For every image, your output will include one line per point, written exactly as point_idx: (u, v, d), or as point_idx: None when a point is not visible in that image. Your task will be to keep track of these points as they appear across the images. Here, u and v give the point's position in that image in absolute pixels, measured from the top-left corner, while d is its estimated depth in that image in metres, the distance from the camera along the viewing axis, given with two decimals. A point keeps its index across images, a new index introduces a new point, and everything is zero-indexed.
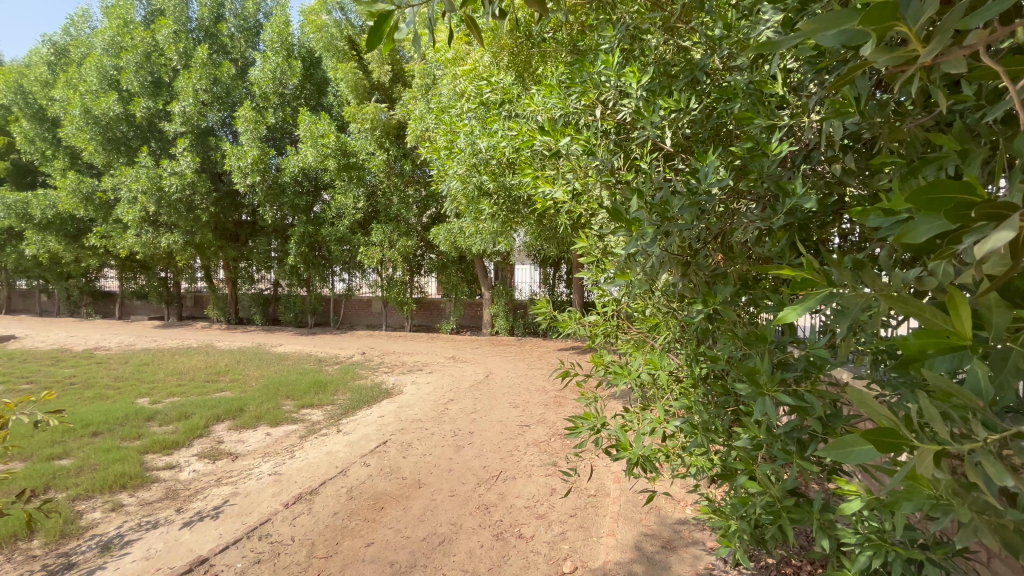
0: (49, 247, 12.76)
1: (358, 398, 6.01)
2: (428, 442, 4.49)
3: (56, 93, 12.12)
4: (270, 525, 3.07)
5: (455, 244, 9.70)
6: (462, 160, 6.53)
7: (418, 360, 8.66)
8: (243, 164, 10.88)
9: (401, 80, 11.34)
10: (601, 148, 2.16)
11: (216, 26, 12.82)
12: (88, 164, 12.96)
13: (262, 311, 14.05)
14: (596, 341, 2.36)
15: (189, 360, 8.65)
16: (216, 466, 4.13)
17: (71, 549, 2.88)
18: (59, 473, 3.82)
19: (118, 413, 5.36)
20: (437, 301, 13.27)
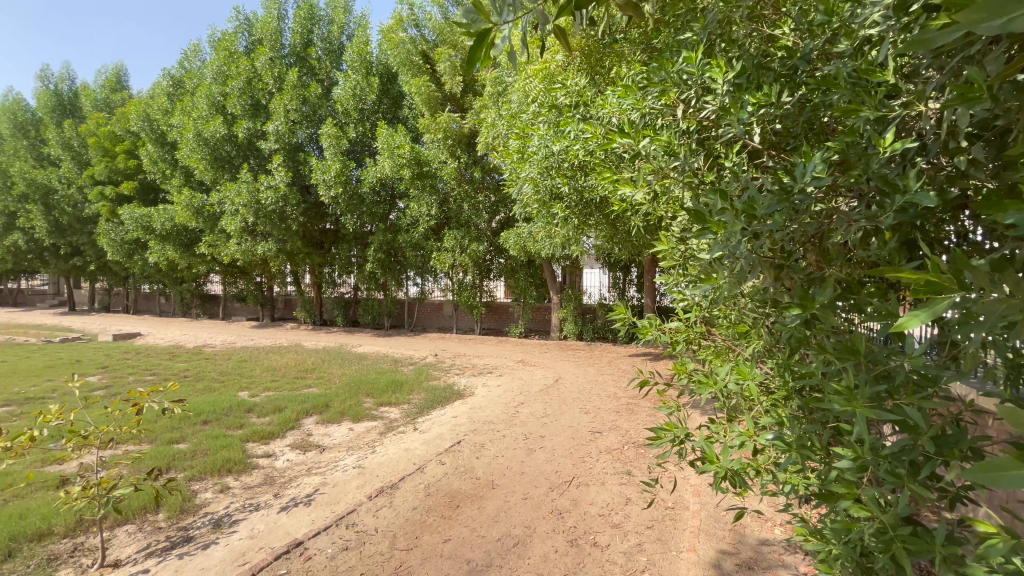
0: (168, 255, 14.50)
1: (432, 398, 6.24)
2: (500, 444, 4.55)
3: (175, 120, 13.79)
4: (356, 515, 3.26)
5: (524, 248, 9.79)
6: (535, 163, 6.63)
7: (488, 363, 8.83)
8: (327, 177, 11.70)
9: (471, 90, 11.66)
10: (682, 148, 2.09)
11: (306, 50, 13.99)
12: (199, 181, 14.59)
13: (343, 313, 15.02)
14: (677, 348, 2.27)
15: (281, 358, 9.45)
16: (306, 457, 4.46)
17: (189, 524, 3.24)
18: (177, 455, 4.32)
19: (223, 404, 5.96)
20: (506, 304, 13.47)
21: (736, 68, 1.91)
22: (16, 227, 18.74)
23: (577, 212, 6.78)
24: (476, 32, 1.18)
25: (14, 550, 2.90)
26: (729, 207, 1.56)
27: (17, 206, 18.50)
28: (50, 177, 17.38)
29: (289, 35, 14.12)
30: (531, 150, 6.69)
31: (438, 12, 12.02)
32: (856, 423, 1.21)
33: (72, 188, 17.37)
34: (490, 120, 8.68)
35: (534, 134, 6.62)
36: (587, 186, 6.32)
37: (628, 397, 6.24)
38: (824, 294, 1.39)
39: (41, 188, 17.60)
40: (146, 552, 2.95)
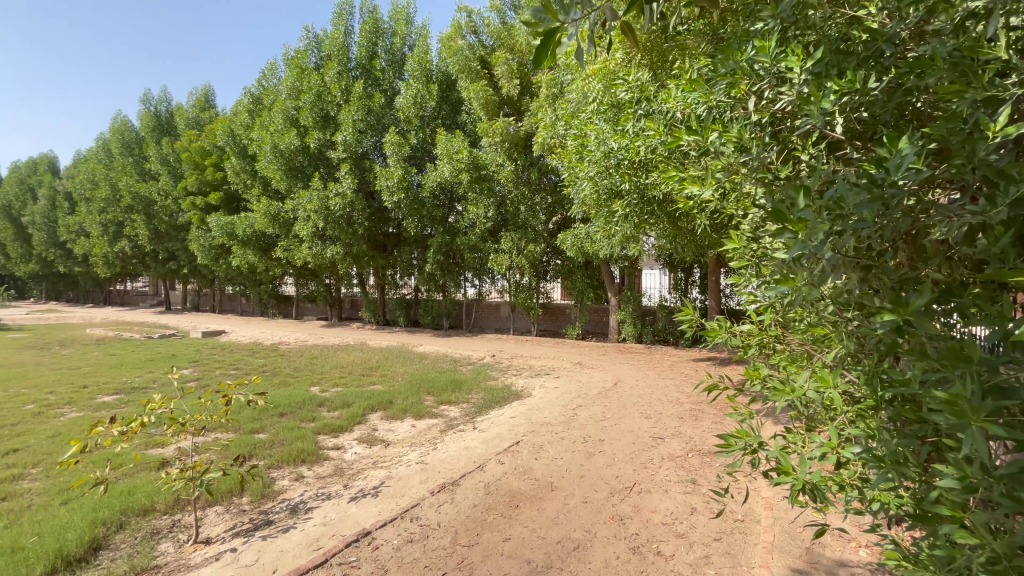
0: (249, 259, 15.71)
1: (491, 398, 6.33)
2: (560, 446, 4.53)
3: (255, 134, 14.92)
4: (420, 509, 3.36)
5: (582, 249, 9.67)
6: (594, 162, 6.55)
7: (546, 365, 8.82)
8: (391, 183, 12.20)
9: (529, 92, 11.68)
10: (755, 142, 1.97)
11: (371, 62, 14.69)
12: (275, 190, 15.68)
13: (404, 313, 15.56)
14: (748, 353, 2.17)
15: (348, 356, 9.94)
16: (372, 451, 4.67)
17: (269, 509, 3.49)
18: (258, 444, 4.66)
19: (298, 398, 6.36)
20: (563, 306, 13.39)
21: (815, 55, 1.77)
22: (124, 235, 21.08)
23: (639, 211, 6.58)
24: (544, 33, 1.19)
25: (125, 523, 3.25)
26: (809, 203, 1.46)
27: (124, 217, 20.81)
28: (151, 190, 19.39)
29: (355, 49, 14.87)
30: (591, 148, 6.61)
31: (496, 18, 12.19)
32: (966, 438, 1.08)
33: (169, 199, 19.25)
34: (547, 121, 8.65)
35: (593, 132, 6.54)
36: (648, 184, 6.12)
37: (691, 403, 6.00)
38: (919, 297, 1.27)
39: (144, 199, 19.67)
40: (233, 532, 3.20)
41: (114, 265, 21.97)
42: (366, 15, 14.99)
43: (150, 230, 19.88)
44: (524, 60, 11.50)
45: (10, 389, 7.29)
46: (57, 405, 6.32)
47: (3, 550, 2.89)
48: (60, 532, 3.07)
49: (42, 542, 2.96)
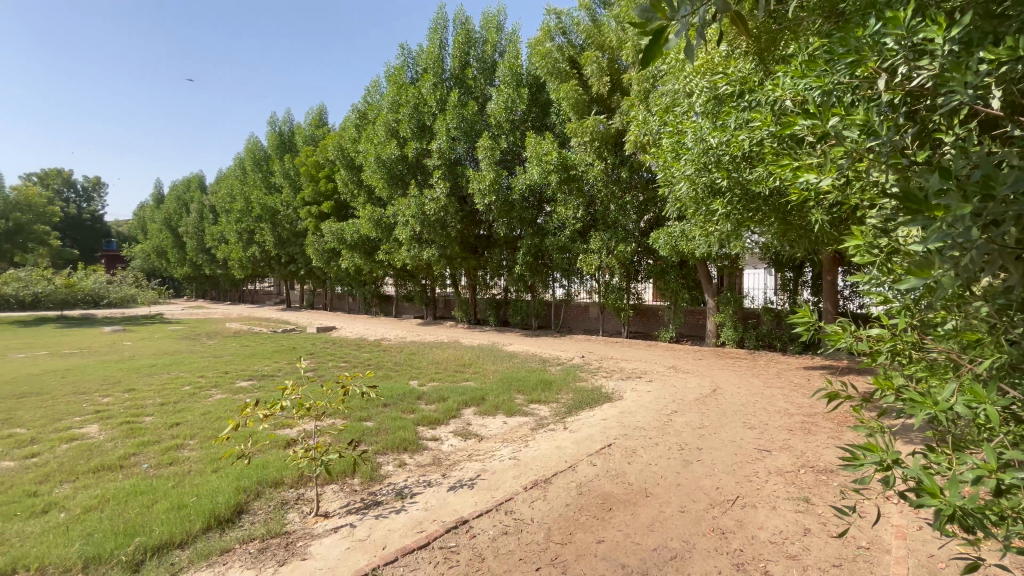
0: (356, 262, 17.14)
1: (581, 400, 6.29)
2: (654, 452, 4.39)
3: (361, 147, 16.24)
4: (514, 503, 3.45)
5: (677, 248, 9.26)
6: (690, 159, 6.31)
7: (638, 367, 8.57)
8: (483, 186, 12.63)
9: (619, 88, 11.41)
10: (886, 124, 1.77)
11: (464, 73, 15.36)
12: (378, 198, 16.94)
13: (495, 313, 15.97)
14: (878, 359, 1.94)
15: (443, 353, 10.48)
16: (467, 444, 4.88)
17: (377, 491, 3.80)
18: (366, 431, 5.09)
19: (399, 391, 6.83)
20: (656, 307, 12.92)
21: (962, 20, 1.53)
22: (254, 241, 24.09)
23: (741, 208, 6.13)
24: (652, 32, 1.20)
25: (262, 492, 3.74)
26: (954, 189, 1.27)
27: (255, 225, 23.74)
28: (276, 201, 21.93)
29: (449, 61, 15.63)
30: (688, 145, 6.37)
31: (586, 16, 12.08)
32: None
33: (290, 209, 21.64)
34: (638, 117, 8.38)
35: (690, 129, 6.31)
36: (753, 179, 5.70)
37: (803, 414, 5.48)
38: None
39: (270, 210, 22.32)
40: (347, 509, 3.53)
41: (247, 267, 25.20)
42: (459, 27, 15.66)
43: (274, 237, 22.50)
44: (614, 57, 11.28)
45: (172, 372, 8.69)
46: (208, 388, 7.41)
47: (172, 506, 3.46)
48: (212, 494, 3.60)
49: (199, 501, 3.50)
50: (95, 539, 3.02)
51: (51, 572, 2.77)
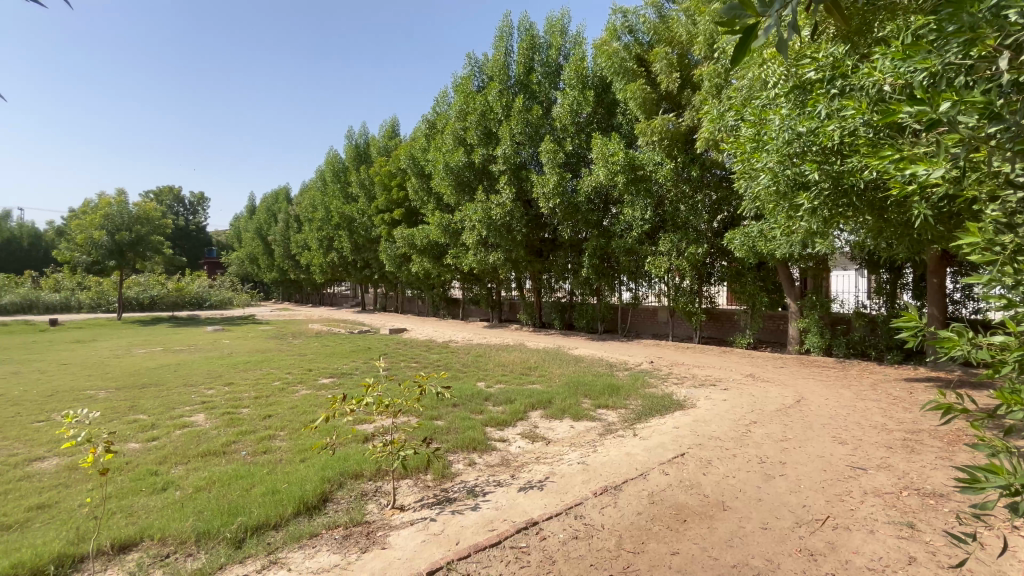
0: (425, 266, 17.79)
1: (651, 406, 6.11)
2: (731, 464, 4.17)
3: (431, 156, 16.88)
4: (583, 508, 3.42)
5: (754, 249, 8.75)
6: (772, 151, 5.91)
7: (711, 374, 8.17)
8: (547, 190, 12.67)
9: (690, 84, 11.00)
10: (1014, 107, 1.56)
11: (528, 78, 15.51)
12: (446, 204, 17.51)
13: (560, 316, 15.93)
14: (1001, 371, 1.71)
15: (509, 355, 10.61)
16: (535, 446, 4.91)
17: (449, 488, 3.92)
18: (437, 430, 5.27)
19: (468, 391, 7.00)
20: (731, 312, 12.35)
21: None
22: (333, 247, 25.76)
23: (832, 202, 5.64)
24: (743, 29, 1.17)
25: (344, 482, 3.99)
26: None
27: (334, 233, 25.38)
28: (353, 210, 23.33)
29: (514, 67, 15.85)
30: (771, 134, 5.94)
31: (653, 13, 11.76)
32: None
33: (365, 217, 22.91)
34: (710, 112, 7.99)
35: (774, 117, 5.91)
36: (848, 170, 5.23)
37: (904, 430, 4.96)
38: None
39: (348, 218, 23.78)
40: (421, 503, 3.68)
41: (327, 272, 27.01)
42: (524, 33, 15.85)
43: (351, 243, 23.93)
44: (684, 51, 10.91)
45: (264, 369, 9.50)
46: (295, 383, 8.03)
47: (268, 490, 3.78)
48: (301, 482, 3.90)
49: (290, 488, 3.80)
50: (206, 516, 3.38)
51: (171, 542, 3.13)
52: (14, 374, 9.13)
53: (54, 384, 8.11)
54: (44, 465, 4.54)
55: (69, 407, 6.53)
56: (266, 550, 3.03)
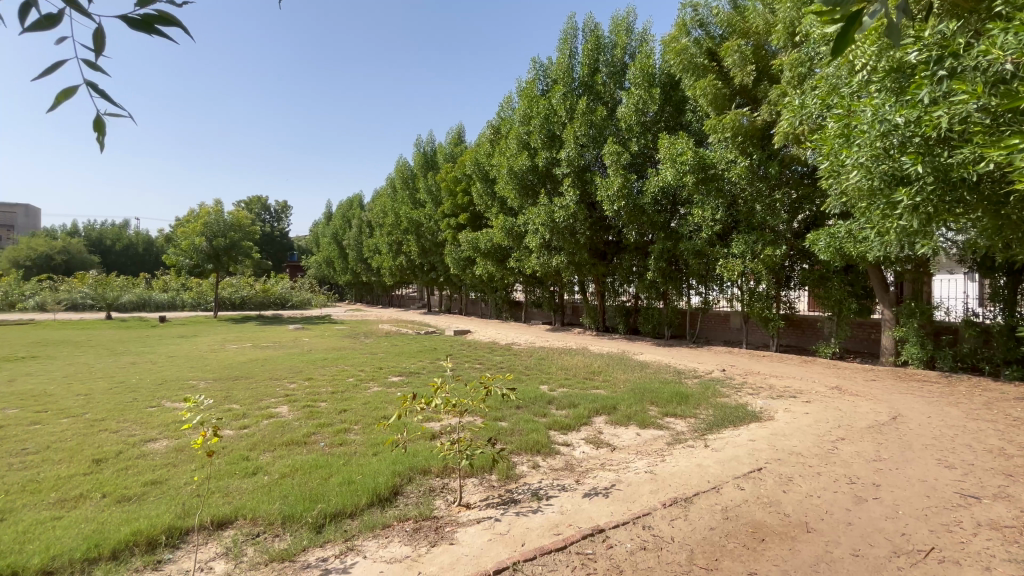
0: (489, 269, 18.11)
1: (724, 417, 5.80)
2: (816, 483, 3.87)
3: (495, 161, 17.17)
4: (652, 518, 3.32)
5: (841, 251, 8.10)
6: (865, 144, 5.37)
7: (792, 385, 7.62)
8: (611, 192, 12.43)
9: (767, 77, 10.40)
10: None
11: (593, 78, 15.33)
12: (510, 208, 17.69)
13: (624, 320, 15.61)
14: None
15: (572, 359, 10.52)
16: (599, 452, 4.82)
17: (514, 489, 3.96)
18: (502, 431, 5.33)
19: (531, 394, 7.03)
20: (813, 319, 11.60)
21: None
22: (402, 251, 26.91)
23: (937, 199, 5.07)
24: (847, 19, 1.17)
25: (414, 477, 4.14)
26: None
27: (403, 237, 26.48)
28: (421, 215, 24.21)
29: (578, 69, 15.72)
30: (861, 126, 5.45)
31: (726, 4, 11.19)
32: None
33: (432, 221, 23.69)
34: (791, 104, 7.45)
35: (866, 108, 5.46)
36: (959, 161, 4.73)
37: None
38: None
39: (415, 223, 24.71)
40: (486, 502, 3.73)
41: (396, 275, 28.26)
42: (588, 34, 15.70)
43: (418, 247, 24.85)
44: (760, 42, 10.34)
45: (340, 366, 10.09)
46: (367, 380, 8.46)
47: (344, 480, 4.01)
48: (374, 475, 4.10)
49: (364, 479, 4.01)
50: (290, 500, 3.64)
51: (261, 522, 3.41)
52: (130, 365, 10.33)
53: (164, 374, 9.12)
54: (156, 446, 5.10)
55: (176, 396, 7.29)
56: (343, 537, 3.21)
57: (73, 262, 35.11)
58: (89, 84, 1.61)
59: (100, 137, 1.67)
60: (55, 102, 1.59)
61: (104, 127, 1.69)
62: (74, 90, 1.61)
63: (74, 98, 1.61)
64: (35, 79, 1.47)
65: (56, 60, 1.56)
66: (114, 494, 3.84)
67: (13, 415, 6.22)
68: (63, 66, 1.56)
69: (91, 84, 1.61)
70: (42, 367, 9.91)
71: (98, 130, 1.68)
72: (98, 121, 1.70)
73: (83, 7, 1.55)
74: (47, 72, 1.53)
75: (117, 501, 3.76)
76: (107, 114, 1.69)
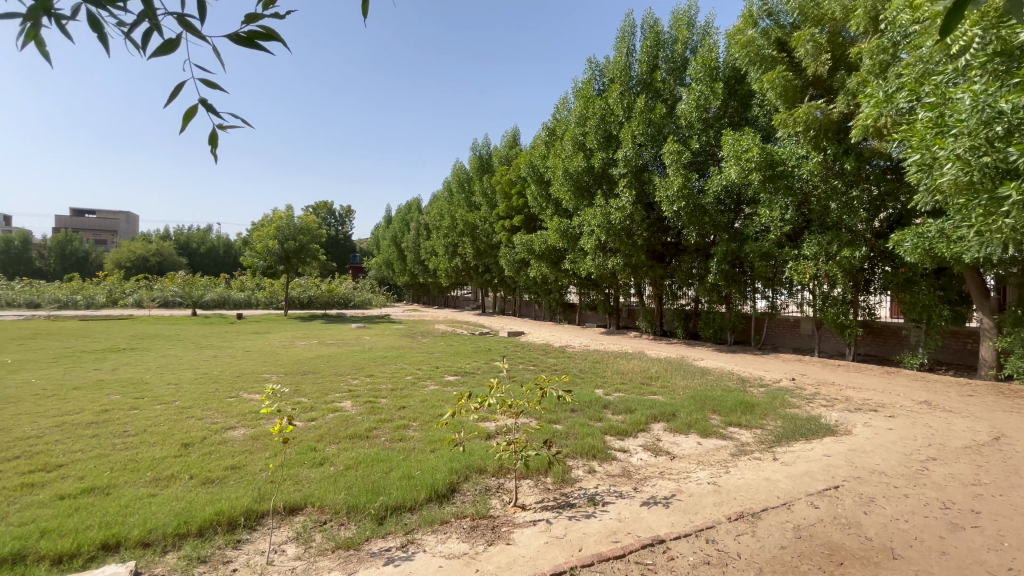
0: (543, 271, 18.10)
1: (794, 429, 5.44)
2: (903, 506, 3.54)
3: (550, 163, 17.14)
4: (716, 532, 3.17)
5: (931, 253, 7.41)
6: (963, 135, 4.88)
7: (872, 398, 7.02)
8: (671, 192, 12.04)
9: (844, 65, 9.72)
10: None
11: (652, 76, 14.94)
12: (565, 209, 17.59)
13: (683, 325, 15.10)
14: None
15: (629, 363, 10.28)
16: (658, 460, 4.67)
17: (569, 493, 3.91)
18: (556, 434, 5.30)
19: (587, 398, 6.94)
20: (897, 326, 10.67)
21: None
22: (458, 253, 27.47)
23: None
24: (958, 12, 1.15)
25: (470, 475, 4.20)
26: None
27: (458, 239, 27.05)
28: (476, 218, 24.60)
29: (636, 66, 15.34)
30: (959, 115, 4.92)
31: None
32: None
33: (487, 224, 23.98)
34: (871, 93, 6.89)
35: (964, 95, 4.89)
36: None
37: None
38: None
39: (471, 225, 25.16)
40: (542, 505, 3.72)
41: (452, 276, 28.90)
42: (647, 31, 15.35)
43: (474, 248, 25.28)
44: (836, 29, 9.66)
45: (398, 364, 10.44)
46: (425, 379, 8.70)
47: (404, 475, 4.15)
48: (432, 471, 4.21)
49: (423, 475, 4.12)
50: (354, 492, 3.80)
51: (328, 511, 3.58)
52: (212, 358, 11.20)
53: (241, 367, 9.83)
54: (235, 434, 5.50)
55: (251, 388, 7.83)
56: (404, 530, 3.31)
57: (166, 262, 38.61)
58: (205, 101, 1.77)
59: (214, 149, 1.85)
60: (178, 121, 1.77)
61: (217, 139, 1.87)
62: (194, 109, 1.78)
63: (195, 116, 1.79)
64: (168, 104, 1.65)
65: (177, 82, 1.72)
66: (200, 476, 4.19)
67: (116, 400, 6.92)
68: (184, 88, 1.73)
69: (207, 104, 1.78)
70: (140, 358, 10.98)
71: (212, 142, 1.86)
72: (211, 135, 1.88)
73: (199, 31, 1.69)
74: (174, 95, 1.71)
75: (202, 482, 4.09)
76: (219, 128, 1.87)
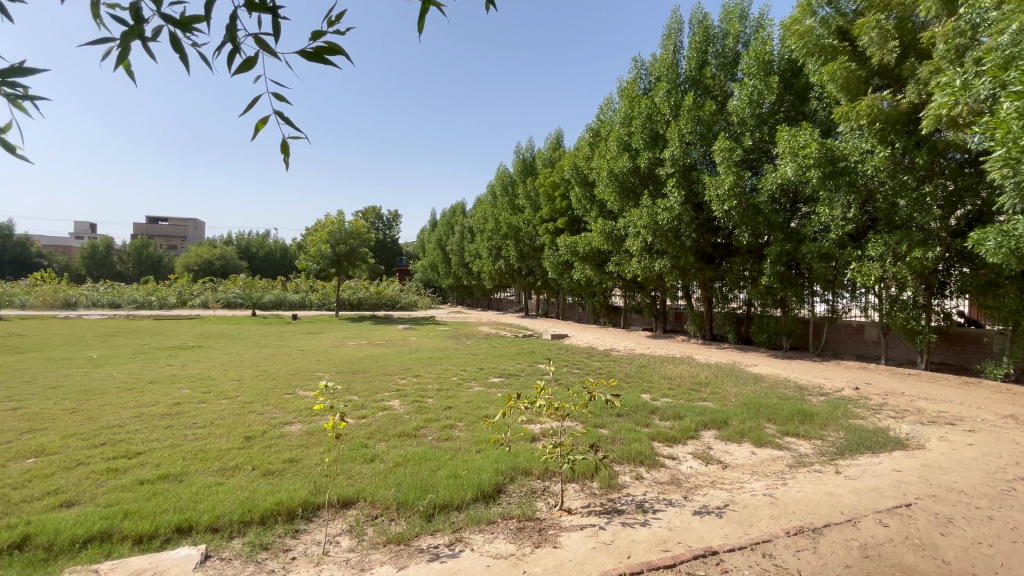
0: (587, 273, 17.93)
1: (858, 441, 5.11)
2: (984, 528, 3.25)
3: (595, 163, 16.96)
4: (773, 546, 3.02)
5: (1017, 253, 6.77)
6: None
7: (948, 410, 6.49)
8: (721, 190, 11.64)
9: (915, 52, 9.06)
10: None
11: (700, 71, 14.46)
12: (610, 211, 17.36)
13: (734, 329, 14.56)
14: None
15: (676, 367, 10.02)
16: (709, 469, 4.52)
17: (617, 499, 3.85)
18: (602, 438, 5.22)
19: (633, 403, 6.79)
20: (977, 332, 9.81)
21: None
22: (502, 255, 27.66)
23: None
24: None
25: (516, 477, 4.22)
26: None
27: (502, 241, 27.25)
28: (519, 220, 24.67)
29: (685, 63, 14.90)
30: None
31: None
32: None
33: (530, 226, 24.01)
34: (945, 82, 6.40)
35: None
36: None
37: None
38: None
39: (514, 228, 25.26)
40: (589, 509, 3.68)
41: (495, 278, 29.12)
42: (696, 26, 14.93)
43: (517, 251, 25.34)
44: (906, 13, 8.92)
45: (444, 364, 10.64)
46: (469, 380, 8.79)
47: (451, 474, 4.22)
48: (479, 471, 4.26)
49: (470, 475, 4.17)
50: (404, 488, 3.90)
51: (379, 506, 3.70)
52: (271, 356, 11.81)
53: (297, 366, 10.32)
54: (292, 429, 5.78)
55: (306, 385, 8.20)
56: (452, 528, 3.37)
57: (229, 266, 41.09)
58: (278, 115, 1.89)
59: (287, 158, 1.96)
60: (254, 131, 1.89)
61: (289, 149, 1.99)
62: (268, 120, 1.89)
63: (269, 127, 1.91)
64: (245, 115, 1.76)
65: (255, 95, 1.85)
66: (262, 467, 4.44)
67: (186, 394, 7.44)
68: (259, 101, 1.84)
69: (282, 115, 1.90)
70: (206, 355, 11.72)
71: (285, 151, 1.97)
72: (283, 144, 1.99)
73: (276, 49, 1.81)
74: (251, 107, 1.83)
75: (263, 474, 4.33)
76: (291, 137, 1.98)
